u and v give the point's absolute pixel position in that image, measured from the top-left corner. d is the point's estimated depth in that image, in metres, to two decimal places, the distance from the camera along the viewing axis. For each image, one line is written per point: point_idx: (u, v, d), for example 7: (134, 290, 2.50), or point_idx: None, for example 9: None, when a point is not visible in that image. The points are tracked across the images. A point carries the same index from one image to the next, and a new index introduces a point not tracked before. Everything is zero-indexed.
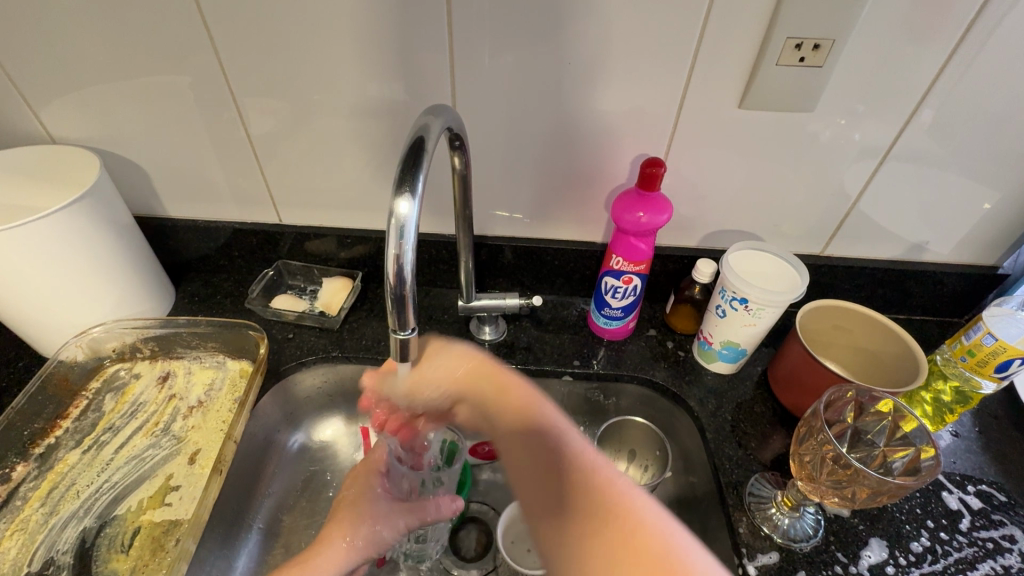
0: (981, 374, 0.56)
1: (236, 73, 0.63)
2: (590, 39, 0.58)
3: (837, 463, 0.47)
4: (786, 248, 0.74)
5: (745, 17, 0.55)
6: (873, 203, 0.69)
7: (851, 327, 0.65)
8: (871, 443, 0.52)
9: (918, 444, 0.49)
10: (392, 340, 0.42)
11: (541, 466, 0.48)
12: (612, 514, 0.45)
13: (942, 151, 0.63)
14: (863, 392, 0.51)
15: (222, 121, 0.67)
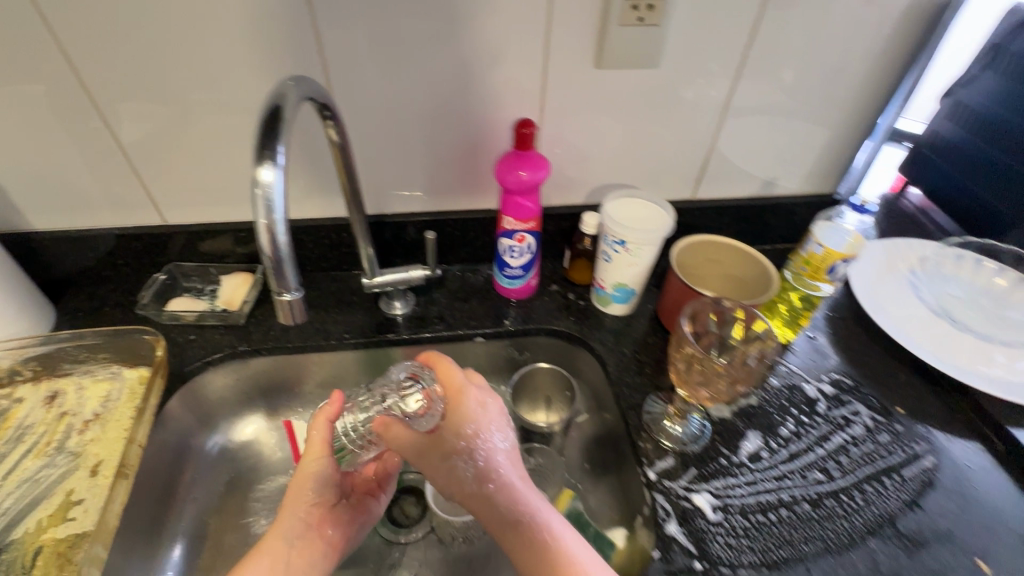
0: (817, 280, 0.66)
1: (83, 68, 0.59)
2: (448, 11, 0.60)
3: (699, 362, 0.54)
4: (662, 195, 0.82)
5: None
6: (726, 146, 0.78)
7: (721, 258, 0.74)
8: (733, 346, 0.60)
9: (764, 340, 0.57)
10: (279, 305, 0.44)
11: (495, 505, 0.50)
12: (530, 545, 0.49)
13: (774, 95, 0.73)
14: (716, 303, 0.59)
15: (77, 121, 0.63)
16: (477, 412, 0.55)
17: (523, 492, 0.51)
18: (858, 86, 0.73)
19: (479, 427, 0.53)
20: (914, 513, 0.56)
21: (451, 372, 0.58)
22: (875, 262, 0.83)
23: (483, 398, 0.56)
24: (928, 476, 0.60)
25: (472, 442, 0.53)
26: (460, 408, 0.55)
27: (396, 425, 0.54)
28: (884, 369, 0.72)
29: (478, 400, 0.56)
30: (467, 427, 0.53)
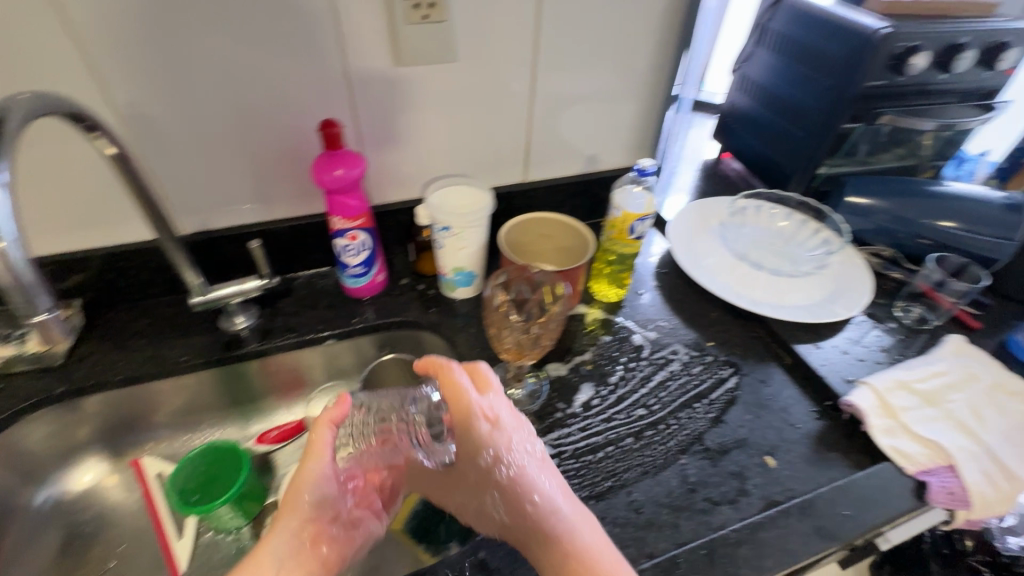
0: (623, 241, 0.74)
1: None
2: (226, 19, 0.59)
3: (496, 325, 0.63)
4: (496, 180, 0.87)
5: None
6: (544, 130, 0.84)
7: (551, 233, 0.81)
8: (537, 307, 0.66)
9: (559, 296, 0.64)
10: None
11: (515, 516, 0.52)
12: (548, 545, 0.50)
13: (573, 79, 0.79)
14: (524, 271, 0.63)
15: None
16: (494, 435, 0.53)
17: (562, 509, 0.51)
18: (648, 67, 0.83)
19: (495, 450, 0.53)
20: (718, 426, 0.65)
21: (460, 391, 0.54)
22: (690, 220, 0.93)
23: (495, 414, 0.54)
24: (730, 394, 0.69)
25: (497, 469, 0.53)
26: (472, 437, 0.54)
27: (412, 464, 0.60)
28: (699, 310, 0.82)
29: (490, 417, 0.54)
30: (489, 453, 0.53)
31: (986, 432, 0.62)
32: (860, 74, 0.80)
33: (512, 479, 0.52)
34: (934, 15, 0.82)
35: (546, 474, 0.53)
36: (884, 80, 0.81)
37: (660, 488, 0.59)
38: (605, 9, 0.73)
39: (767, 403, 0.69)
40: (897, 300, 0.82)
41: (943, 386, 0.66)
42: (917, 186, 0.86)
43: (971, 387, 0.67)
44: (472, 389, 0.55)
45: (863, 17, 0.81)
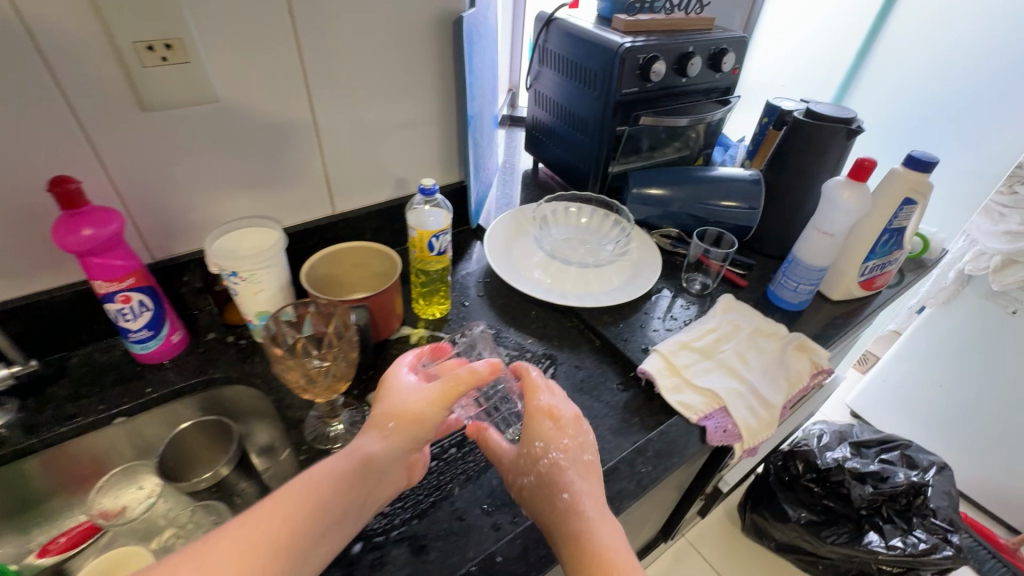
0: (425, 258, 0.76)
1: None
2: None
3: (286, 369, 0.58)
4: (301, 217, 0.84)
5: (72, 26, 0.55)
6: (340, 161, 0.83)
7: (361, 260, 0.80)
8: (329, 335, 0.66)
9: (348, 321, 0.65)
10: None
11: (549, 504, 0.54)
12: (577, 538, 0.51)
13: (357, 109, 0.80)
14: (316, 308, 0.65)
15: None
16: (552, 431, 0.57)
17: (589, 513, 0.53)
18: (435, 92, 0.86)
19: (547, 446, 0.56)
20: None
21: (533, 389, 0.60)
22: (505, 229, 0.99)
23: (559, 414, 0.59)
24: None
25: (540, 461, 0.55)
26: (536, 427, 0.57)
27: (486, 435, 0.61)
28: (519, 312, 0.86)
29: (552, 415, 0.59)
30: (538, 444, 0.56)
31: (749, 371, 0.74)
32: (614, 84, 0.91)
33: (549, 472, 0.55)
34: (665, 30, 0.97)
35: (582, 478, 0.55)
36: (636, 88, 0.94)
37: (482, 491, 0.61)
38: (376, 42, 0.75)
39: (580, 386, 0.75)
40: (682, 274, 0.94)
41: (713, 339, 0.77)
42: (683, 170, 1.01)
43: (736, 337, 0.78)
44: (543, 391, 0.61)
45: (611, 35, 0.93)
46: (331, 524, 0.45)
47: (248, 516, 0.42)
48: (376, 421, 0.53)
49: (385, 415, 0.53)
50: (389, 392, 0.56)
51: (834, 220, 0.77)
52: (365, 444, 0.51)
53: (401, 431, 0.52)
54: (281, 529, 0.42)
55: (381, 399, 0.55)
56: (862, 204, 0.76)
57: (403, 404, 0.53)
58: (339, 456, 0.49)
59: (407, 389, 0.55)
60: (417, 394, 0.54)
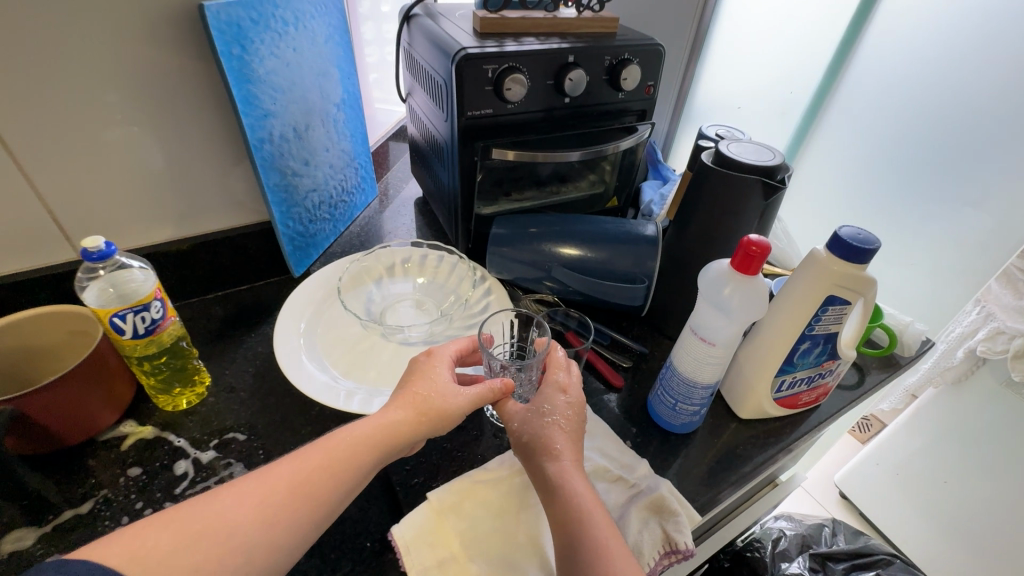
0: (124, 342, 0.54)
1: None
2: None
3: None
4: (23, 262, 0.65)
5: None
6: (72, 193, 0.64)
7: (76, 327, 0.60)
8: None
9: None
10: None
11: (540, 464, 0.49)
12: (557, 500, 0.46)
13: (81, 126, 0.60)
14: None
15: None
16: (555, 395, 0.53)
17: (581, 488, 0.47)
18: (209, 107, 0.66)
19: (553, 408, 0.52)
20: None
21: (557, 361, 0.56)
22: (326, 284, 0.77)
23: (573, 391, 0.54)
24: None
25: (545, 419, 0.52)
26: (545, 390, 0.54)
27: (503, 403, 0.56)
28: (299, 406, 0.64)
29: (563, 383, 0.54)
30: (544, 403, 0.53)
31: None
32: (456, 104, 0.68)
33: (541, 426, 0.51)
34: (543, 32, 0.73)
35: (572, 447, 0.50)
36: (493, 108, 0.69)
37: None
38: (86, 39, 0.56)
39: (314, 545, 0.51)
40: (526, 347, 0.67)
41: (524, 483, 0.54)
42: (565, 221, 0.77)
43: None
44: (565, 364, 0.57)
45: (462, 38, 0.69)
46: (374, 469, 0.45)
47: (294, 457, 0.44)
48: (389, 411, 0.48)
49: (413, 393, 0.49)
50: (427, 375, 0.51)
51: (712, 324, 0.53)
52: (385, 417, 0.47)
53: (425, 419, 0.48)
54: (317, 466, 0.43)
55: (410, 382, 0.51)
56: (753, 305, 0.51)
57: (446, 390, 0.50)
58: (376, 420, 0.46)
59: (450, 380, 0.51)
60: (445, 394, 0.49)
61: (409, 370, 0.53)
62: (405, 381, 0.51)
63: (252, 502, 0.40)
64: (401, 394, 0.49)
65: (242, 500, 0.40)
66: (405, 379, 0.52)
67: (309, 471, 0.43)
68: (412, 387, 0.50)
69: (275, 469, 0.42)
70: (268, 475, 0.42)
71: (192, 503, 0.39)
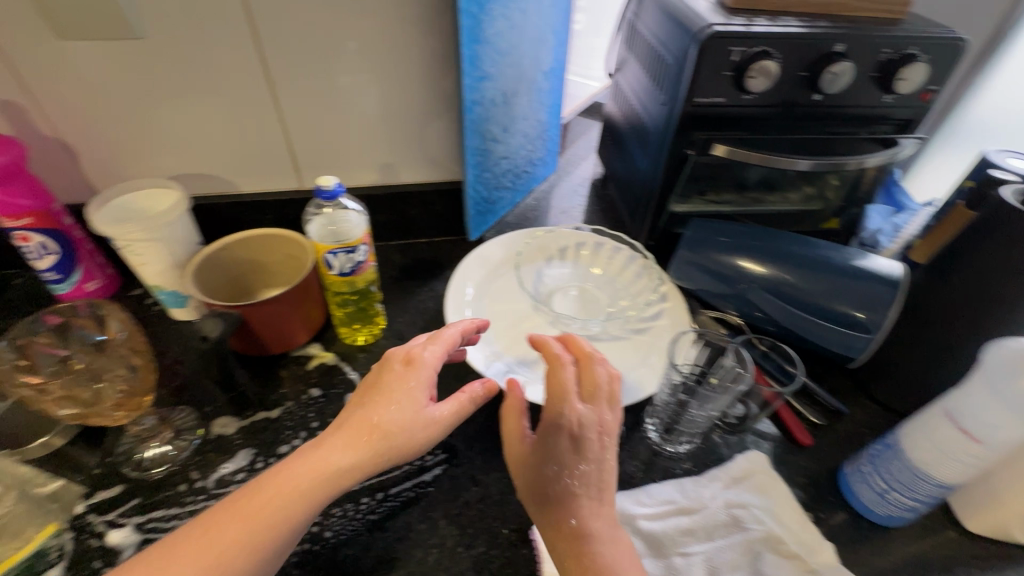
0: (329, 276, 0.59)
1: None
2: None
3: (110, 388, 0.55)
4: (261, 185, 0.74)
5: None
6: (308, 130, 0.70)
7: (293, 253, 0.67)
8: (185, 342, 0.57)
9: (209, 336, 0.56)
10: None
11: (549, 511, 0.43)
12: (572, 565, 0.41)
13: (328, 71, 0.65)
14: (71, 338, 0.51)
15: None
16: (566, 451, 0.45)
17: (603, 536, 0.42)
18: (433, 61, 0.67)
19: (569, 468, 0.44)
20: (366, 538, 0.50)
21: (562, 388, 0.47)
22: (501, 253, 0.77)
23: (609, 430, 0.46)
24: (414, 492, 0.53)
25: (561, 476, 0.44)
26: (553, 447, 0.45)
27: (513, 413, 0.49)
28: (457, 370, 0.65)
29: (576, 426, 0.45)
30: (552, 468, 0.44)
31: None
32: (684, 89, 0.60)
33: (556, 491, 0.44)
34: (808, 12, 0.61)
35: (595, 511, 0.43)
36: (726, 98, 0.60)
37: None
38: None
39: (456, 513, 0.51)
40: (713, 371, 0.59)
41: (679, 526, 0.48)
42: (775, 238, 0.66)
43: (725, 538, 0.47)
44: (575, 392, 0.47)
45: (709, 12, 0.60)
46: (312, 518, 0.41)
47: (206, 520, 0.39)
48: (342, 443, 0.42)
49: (366, 425, 0.43)
50: (384, 401, 0.44)
51: (986, 419, 0.41)
52: (331, 458, 0.41)
53: (383, 455, 0.42)
54: (233, 536, 0.38)
55: (369, 405, 0.44)
56: None
57: (410, 418, 0.44)
58: (312, 465, 0.41)
59: (415, 404, 0.45)
60: (408, 424, 0.44)
61: (366, 387, 0.46)
62: (362, 398, 0.45)
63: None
64: (350, 424, 0.43)
65: (197, 554, 0.37)
66: (356, 401, 0.45)
67: (254, 521, 0.39)
68: (370, 414, 0.43)
69: (217, 521, 0.39)
70: (211, 529, 0.38)
71: None
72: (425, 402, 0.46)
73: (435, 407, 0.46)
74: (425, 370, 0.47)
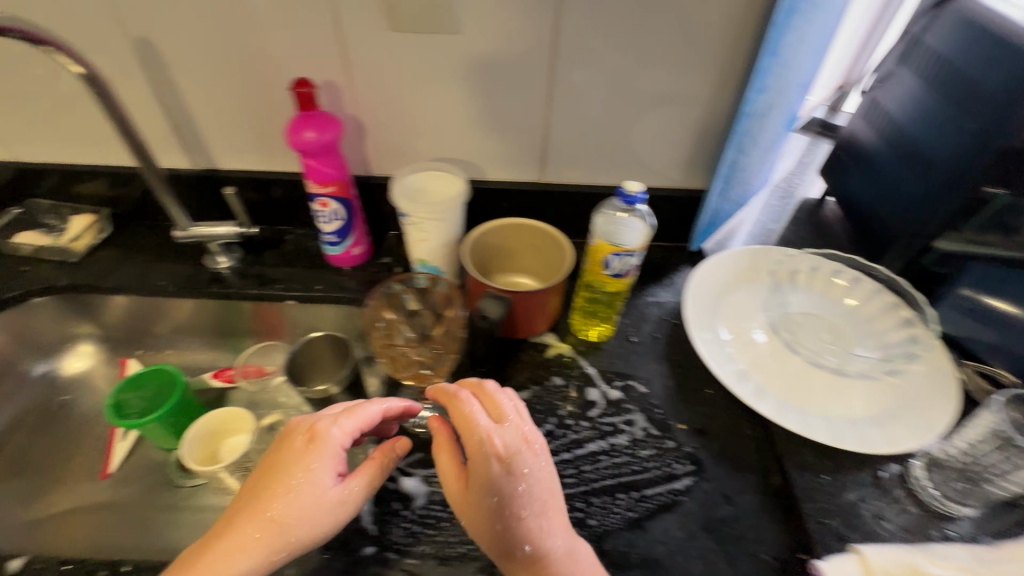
0: (597, 275, 0.61)
1: None
2: None
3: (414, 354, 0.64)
4: (507, 175, 0.79)
5: None
6: (568, 127, 0.73)
7: (540, 244, 0.70)
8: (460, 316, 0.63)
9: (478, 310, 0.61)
10: None
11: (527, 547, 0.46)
12: None
13: (608, 74, 0.67)
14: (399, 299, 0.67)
15: None
16: (502, 478, 0.45)
17: (559, 554, 0.45)
18: (710, 69, 0.68)
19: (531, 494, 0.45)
20: (630, 534, 0.52)
21: (466, 418, 0.48)
22: (732, 268, 0.75)
23: (534, 439, 0.48)
24: (669, 498, 0.54)
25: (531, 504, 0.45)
26: (478, 473, 0.45)
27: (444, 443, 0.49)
28: (691, 381, 0.66)
29: (504, 455, 0.46)
30: (493, 496, 0.45)
31: None
32: None
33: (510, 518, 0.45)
34: None
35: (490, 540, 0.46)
36: None
37: None
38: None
39: (714, 528, 0.52)
40: None
41: None
42: None
43: None
44: (482, 414, 0.48)
45: None
46: None
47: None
48: (280, 531, 0.45)
49: (265, 518, 0.45)
50: (280, 491, 0.46)
51: None
52: (243, 560, 0.44)
53: (267, 543, 0.44)
54: None
55: (264, 497, 0.46)
56: None
57: (314, 507, 0.46)
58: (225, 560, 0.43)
59: (314, 487, 0.47)
60: (308, 514, 0.46)
61: (264, 468, 0.48)
62: (259, 487, 0.47)
63: None
64: (252, 513, 0.45)
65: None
66: (253, 491, 0.47)
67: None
68: (257, 513, 0.45)
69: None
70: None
71: None
72: (332, 483, 0.48)
73: (344, 483, 0.48)
74: (334, 443, 0.49)
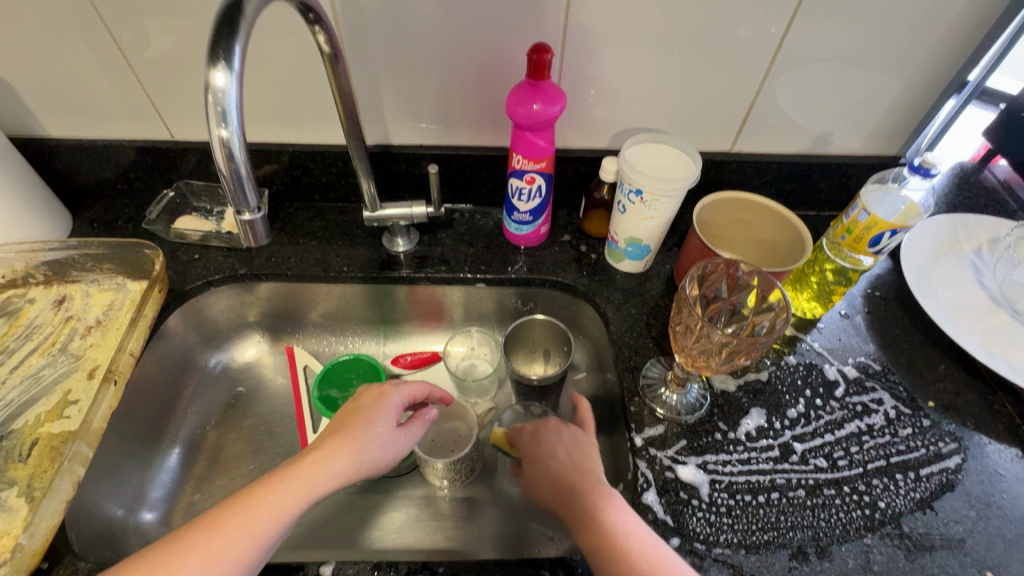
0: (856, 250, 0.59)
1: None
2: None
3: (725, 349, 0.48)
4: (697, 145, 0.76)
5: None
6: (774, 93, 0.70)
7: (752, 220, 0.67)
8: (724, 297, 0.54)
9: (755, 288, 0.53)
10: (207, 94, 0.34)
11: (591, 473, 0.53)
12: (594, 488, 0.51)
13: (833, 36, 0.65)
14: (732, 267, 0.53)
15: (88, 38, 0.61)
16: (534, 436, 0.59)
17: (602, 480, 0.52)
18: (945, 30, 0.64)
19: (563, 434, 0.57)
20: (923, 515, 0.51)
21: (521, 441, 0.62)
22: (934, 238, 0.72)
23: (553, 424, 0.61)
24: (946, 477, 0.54)
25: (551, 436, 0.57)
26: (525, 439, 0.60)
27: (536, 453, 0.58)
28: (923, 357, 0.64)
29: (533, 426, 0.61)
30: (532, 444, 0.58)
31: None
32: None
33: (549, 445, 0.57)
34: None
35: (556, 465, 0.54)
36: None
37: (833, 565, 0.48)
38: None
39: (998, 505, 0.52)
40: None
41: None
42: None
43: None
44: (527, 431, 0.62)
45: None
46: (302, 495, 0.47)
47: (300, 474, 0.47)
48: (360, 448, 0.50)
49: (345, 437, 0.50)
50: (363, 421, 0.52)
51: None
52: (332, 465, 0.48)
53: (346, 458, 0.49)
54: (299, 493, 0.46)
55: (349, 427, 0.51)
56: None
57: (380, 440, 0.52)
58: (311, 458, 0.48)
59: (384, 422, 0.52)
60: (383, 442, 0.52)
61: (345, 411, 0.54)
62: (343, 417, 0.53)
63: (265, 519, 0.44)
64: (335, 437, 0.50)
65: (208, 552, 0.42)
66: (333, 424, 0.53)
67: (302, 497, 0.46)
68: (346, 434, 0.51)
69: (279, 491, 0.46)
70: (285, 498, 0.46)
71: (226, 515, 0.44)
72: (393, 426, 0.53)
73: (397, 431, 0.53)
74: (399, 396, 0.55)
